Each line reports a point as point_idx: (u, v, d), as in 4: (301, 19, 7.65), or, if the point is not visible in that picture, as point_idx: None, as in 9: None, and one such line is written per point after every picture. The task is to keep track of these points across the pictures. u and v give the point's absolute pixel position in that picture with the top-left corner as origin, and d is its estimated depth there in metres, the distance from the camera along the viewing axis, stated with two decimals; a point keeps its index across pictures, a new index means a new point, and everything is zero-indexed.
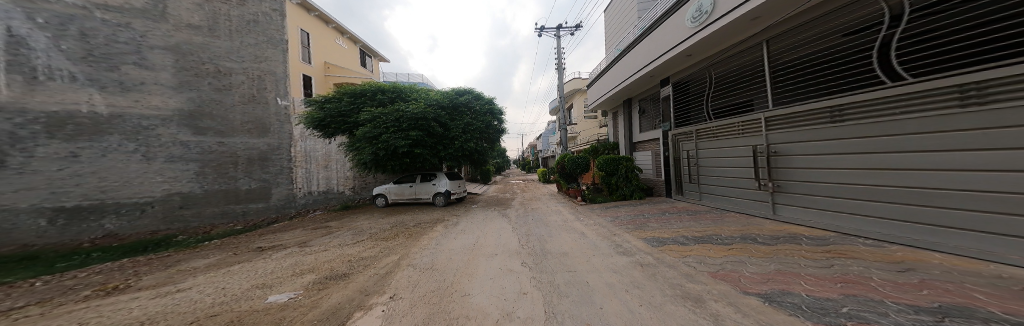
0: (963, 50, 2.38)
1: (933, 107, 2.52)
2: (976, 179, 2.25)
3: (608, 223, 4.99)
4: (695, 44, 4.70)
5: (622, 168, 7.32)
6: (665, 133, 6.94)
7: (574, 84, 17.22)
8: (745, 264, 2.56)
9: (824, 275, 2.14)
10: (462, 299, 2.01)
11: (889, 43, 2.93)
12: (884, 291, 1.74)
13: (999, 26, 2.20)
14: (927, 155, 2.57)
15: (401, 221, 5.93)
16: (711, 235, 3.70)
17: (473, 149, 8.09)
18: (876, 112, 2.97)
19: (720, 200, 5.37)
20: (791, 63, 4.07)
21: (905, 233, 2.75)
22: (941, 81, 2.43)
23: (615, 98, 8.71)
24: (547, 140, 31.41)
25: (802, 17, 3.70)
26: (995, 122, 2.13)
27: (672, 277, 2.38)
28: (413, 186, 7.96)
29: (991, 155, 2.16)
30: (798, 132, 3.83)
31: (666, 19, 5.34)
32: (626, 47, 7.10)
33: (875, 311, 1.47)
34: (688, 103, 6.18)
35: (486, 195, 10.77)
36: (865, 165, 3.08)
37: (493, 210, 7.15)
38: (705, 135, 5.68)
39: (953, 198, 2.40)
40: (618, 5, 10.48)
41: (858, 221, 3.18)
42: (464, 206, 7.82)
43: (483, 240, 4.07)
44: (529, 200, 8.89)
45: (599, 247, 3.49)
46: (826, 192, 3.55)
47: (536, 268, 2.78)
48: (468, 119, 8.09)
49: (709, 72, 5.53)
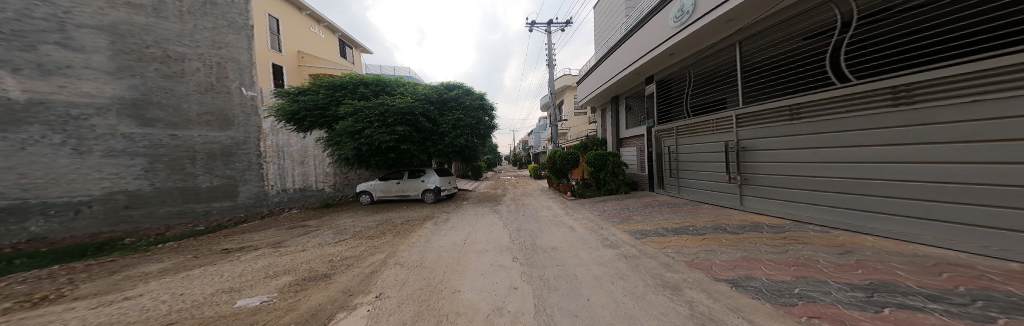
0: (898, 55, 2.66)
1: (873, 107, 2.81)
2: (909, 171, 2.54)
3: (595, 217, 5.18)
4: (677, 43, 4.88)
5: (609, 163, 7.52)
6: (649, 129, 7.14)
7: (563, 81, 17.46)
8: (716, 253, 2.75)
9: (780, 260, 2.35)
10: (452, 296, 2.01)
11: (839, 48, 3.22)
12: (829, 273, 1.94)
13: (927, 34, 2.49)
14: (881, 149, 2.75)
15: (387, 219, 5.80)
16: (687, 226, 3.92)
17: (463, 146, 7.96)
18: (833, 109, 3.20)
19: (696, 193, 5.66)
20: (764, 62, 4.27)
21: (851, 219, 3.06)
22: (898, 78, 2.60)
23: (603, 95, 8.85)
24: (538, 136, 31.67)
25: (770, 21, 3.96)
26: (930, 120, 2.38)
27: (653, 267, 2.51)
28: (401, 183, 7.79)
29: (923, 149, 2.44)
30: (762, 129, 4.11)
31: (652, 17, 5.46)
32: (615, 44, 7.23)
33: (820, 291, 1.63)
34: (670, 101, 6.41)
35: (477, 191, 10.75)
36: (820, 159, 3.36)
37: (485, 206, 7.16)
38: (685, 131, 5.92)
39: (890, 188, 2.70)
40: (606, 3, 10.60)
41: (812, 210, 3.49)
42: (454, 203, 7.76)
43: (474, 236, 4.07)
44: (520, 196, 8.97)
45: (588, 241, 3.60)
46: (786, 185, 3.83)
47: (527, 263, 2.83)
48: (458, 114, 7.95)
49: (689, 71, 5.76)
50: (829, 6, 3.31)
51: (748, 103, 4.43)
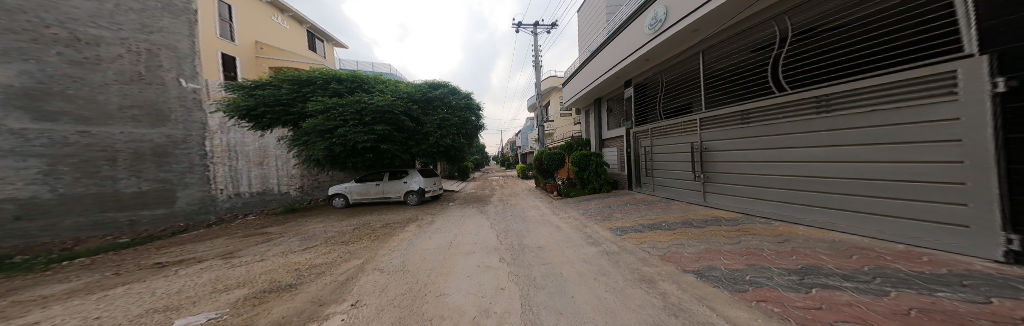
0: (827, 69, 3.11)
1: (811, 113, 3.22)
2: (844, 169, 2.94)
3: (580, 216, 5.31)
4: (651, 50, 5.15)
5: (592, 163, 7.74)
6: (628, 131, 7.48)
7: (549, 83, 17.78)
8: (684, 246, 2.95)
9: (735, 250, 2.63)
10: (437, 299, 1.96)
11: (781, 61, 3.67)
12: (772, 260, 2.28)
13: (846, 51, 2.94)
14: (825, 149, 3.11)
15: (365, 223, 5.50)
16: (660, 222, 4.16)
17: (449, 146, 7.76)
18: (778, 114, 3.61)
19: (667, 191, 6.02)
20: (722, 68, 4.65)
21: (796, 212, 3.46)
22: (836, 86, 2.94)
23: (586, 97, 9.09)
24: (524, 137, 31.95)
25: (726, 34, 4.40)
26: (858, 124, 2.78)
27: (632, 262, 2.64)
28: (380, 184, 7.44)
29: (854, 150, 2.83)
30: (721, 131, 4.51)
31: (629, 24, 5.73)
32: (597, 49, 7.47)
33: (766, 276, 1.96)
34: (645, 104, 6.74)
35: (464, 192, 10.57)
36: (769, 158, 3.77)
37: (472, 207, 7.04)
38: (657, 133, 6.26)
39: (827, 183, 3.11)
40: (589, 9, 10.93)
41: (763, 204, 3.89)
42: (439, 204, 7.54)
43: (460, 238, 3.98)
44: (507, 196, 8.95)
45: (573, 239, 3.69)
46: (740, 182, 4.24)
47: (514, 263, 2.83)
48: (443, 114, 7.75)
49: (662, 76, 6.10)
50: (771, 23, 3.80)
51: (712, 107, 4.79)
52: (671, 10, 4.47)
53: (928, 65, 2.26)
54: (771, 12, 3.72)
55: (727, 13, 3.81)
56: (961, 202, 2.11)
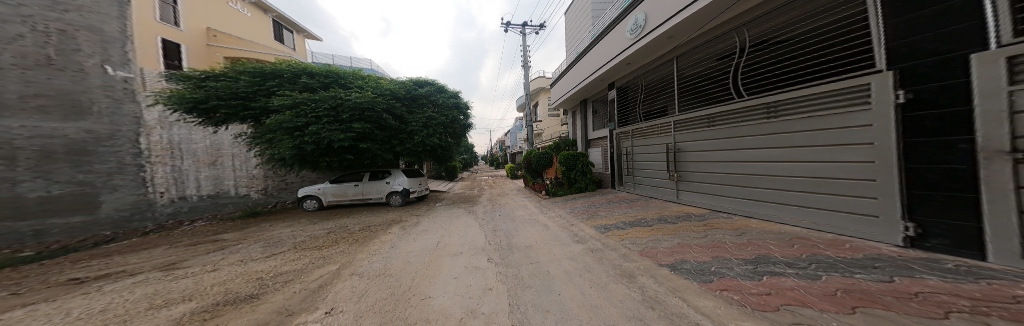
0: (782, 78, 3.40)
1: (766, 117, 3.50)
2: (793, 168, 3.22)
3: (567, 214, 5.38)
4: (632, 54, 5.27)
5: (579, 163, 7.87)
6: (612, 131, 7.62)
7: (538, 83, 17.89)
8: (660, 241, 3.10)
9: (703, 244, 2.88)
10: (422, 302, 1.85)
11: (743, 69, 3.95)
12: (732, 251, 2.58)
13: (797, 61, 3.24)
14: (776, 150, 3.40)
15: (342, 226, 5.19)
16: (640, 219, 4.28)
17: (435, 145, 7.53)
18: (739, 117, 3.87)
19: (645, 189, 6.23)
20: (684, 74, 4.98)
21: (753, 208, 3.73)
22: (780, 94, 3.32)
23: (572, 98, 9.18)
24: (513, 136, 32.00)
25: (695, 42, 4.62)
26: (805, 127, 3.06)
27: (614, 259, 2.69)
28: (359, 185, 7.03)
29: (802, 151, 3.12)
30: (690, 133, 4.76)
31: (613, 28, 5.85)
32: (583, 51, 7.54)
33: (727, 267, 2.23)
34: (627, 106, 6.89)
35: (451, 192, 10.32)
36: (730, 158, 4.03)
37: (459, 208, 6.87)
38: (637, 134, 6.46)
39: (778, 181, 3.40)
40: (575, 11, 11.10)
41: (725, 201, 4.15)
42: (424, 205, 7.28)
43: (447, 239, 3.85)
44: (496, 196, 8.87)
45: (560, 238, 3.70)
46: (706, 180, 4.49)
47: (503, 263, 2.77)
48: (429, 113, 7.52)
49: (641, 80, 6.30)
50: (732, 34, 4.10)
51: (679, 109, 5.10)
52: (650, 15, 4.60)
53: (851, 78, 2.63)
54: (732, 24, 4.03)
55: (700, 21, 3.98)
56: (871, 195, 2.53)
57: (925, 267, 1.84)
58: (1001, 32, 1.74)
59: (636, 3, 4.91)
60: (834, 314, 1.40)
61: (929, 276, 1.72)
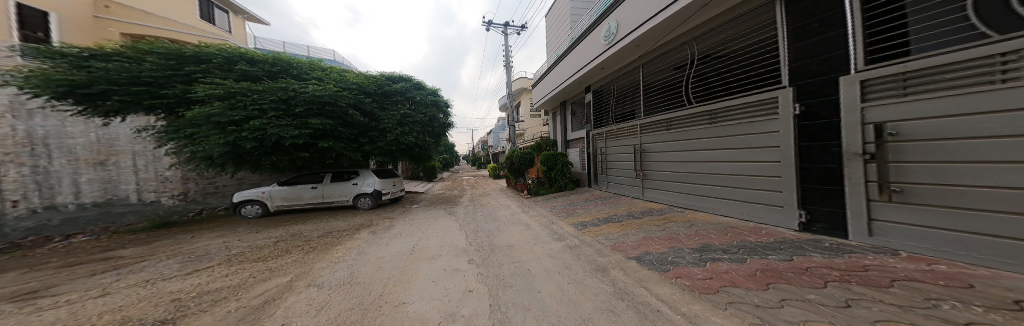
0: (724, 88, 3.86)
1: (709, 122, 3.93)
2: (727, 167, 3.67)
3: (548, 213, 5.51)
4: (606, 59, 5.56)
5: (559, 163, 8.10)
6: (589, 133, 7.95)
7: (520, 84, 18.06)
8: (630, 236, 3.34)
9: (661, 236, 3.19)
10: (397, 309, 1.74)
11: (693, 79, 4.39)
12: (684, 241, 2.91)
13: (734, 75, 3.70)
14: (715, 152, 3.84)
15: (294, 232, 4.34)
16: (613, 215, 4.56)
17: (411, 145, 7.16)
18: (689, 122, 4.29)
19: (617, 188, 6.60)
20: (645, 81, 5.45)
21: (699, 203, 4.16)
22: (716, 103, 3.82)
23: (553, 99, 9.38)
24: (495, 136, 31.88)
25: (657, 52, 5.02)
26: (737, 132, 3.51)
27: (590, 254, 2.84)
28: (318, 188, 6.12)
29: (734, 153, 3.57)
30: (651, 135, 5.15)
31: (589, 34, 6.11)
32: (563, 54, 7.74)
33: (681, 256, 2.52)
34: (602, 109, 7.23)
35: (430, 193, 9.96)
36: (682, 159, 4.44)
37: (438, 209, 6.64)
38: (609, 136, 6.81)
39: (717, 179, 3.84)
40: (555, 15, 11.42)
41: (677, 197, 4.57)
42: (401, 207, 6.93)
43: (425, 243, 3.59)
44: (477, 196, 8.74)
45: (541, 236, 3.79)
46: (662, 178, 4.90)
47: (484, 263, 2.75)
48: (405, 110, 7.16)
49: (613, 84, 6.65)
50: (684, 47, 4.54)
51: (642, 114, 5.53)
52: (622, 24, 4.89)
53: (768, 92, 3.14)
54: (683, 39, 4.46)
55: (663, 33, 4.35)
56: (778, 190, 3.09)
57: (812, 247, 2.38)
58: (858, 60, 2.33)
59: (608, 12, 5.20)
60: (755, 291, 1.73)
61: (813, 254, 2.21)
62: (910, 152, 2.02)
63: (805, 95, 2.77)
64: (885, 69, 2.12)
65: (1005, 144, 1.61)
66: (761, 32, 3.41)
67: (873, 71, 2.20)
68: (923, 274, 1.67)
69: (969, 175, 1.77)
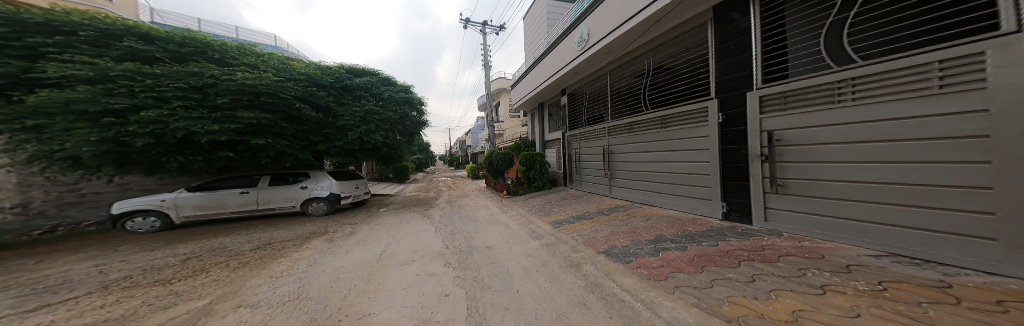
0: (673, 97, 4.27)
1: (661, 126, 4.32)
2: (674, 167, 4.07)
3: (526, 212, 5.60)
4: (579, 64, 5.82)
5: (537, 163, 8.26)
6: (563, 134, 8.19)
7: (498, 84, 18.12)
8: (599, 231, 3.56)
9: (623, 230, 3.46)
10: (362, 321, 1.63)
11: (649, 87, 4.79)
12: (642, 233, 3.20)
13: (682, 85, 4.10)
14: (665, 153, 4.24)
15: (230, 244, 3.73)
16: (585, 213, 4.79)
17: (376, 144, 6.61)
18: (646, 126, 4.67)
19: (588, 186, 6.95)
20: (612, 87, 5.86)
21: (652, 199, 4.56)
22: (665, 109, 4.25)
23: (531, 101, 9.52)
24: (474, 136, 31.48)
25: (623, 59, 5.37)
26: (681, 136, 3.92)
27: (565, 251, 2.95)
28: (252, 193, 5.06)
29: (679, 154, 3.98)
30: (616, 137, 5.52)
31: (564, 38, 6.34)
32: (540, 57, 7.88)
33: (640, 247, 2.77)
34: (575, 111, 7.54)
35: (403, 195, 9.46)
36: (641, 159, 4.82)
37: (412, 212, 6.34)
38: (582, 137, 7.16)
39: (665, 177, 4.24)
40: (533, 17, 11.65)
41: (637, 194, 4.95)
42: (369, 210, 6.49)
43: (395, 248, 3.43)
44: (454, 198, 8.51)
45: (519, 236, 3.84)
46: (626, 177, 5.26)
47: (460, 266, 2.70)
48: (370, 106, 6.68)
49: (585, 89, 6.99)
50: (643, 57, 4.92)
51: (610, 117, 5.88)
52: (593, 31, 5.15)
53: (701, 102, 3.63)
54: (640, 50, 4.86)
55: (627, 42, 4.68)
56: (706, 185, 3.58)
57: (731, 233, 2.86)
58: (757, 80, 2.95)
59: (581, 19, 5.46)
60: (694, 274, 2.00)
61: (731, 238, 2.67)
62: (790, 154, 2.64)
63: (726, 106, 3.29)
64: (774, 88, 2.74)
65: (831, 148, 2.35)
66: (696, 49, 3.91)
67: (769, 88, 2.79)
68: (795, 249, 2.22)
69: (824, 172, 2.42)
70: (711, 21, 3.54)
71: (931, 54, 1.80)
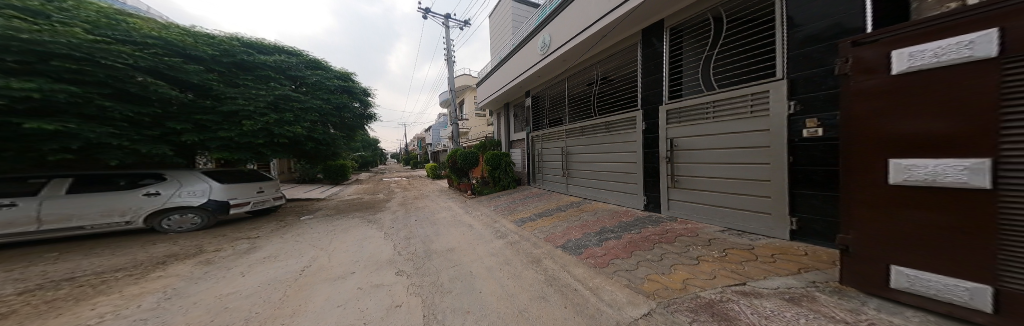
0: (615, 105, 4.74)
1: (608, 131, 4.78)
2: (615, 166, 4.58)
3: (491, 212, 5.57)
4: (541, 68, 6.03)
5: (503, 162, 8.29)
6: (528, 135, 8.34)
7: (464, 81, 17.56)
8: (556, 226, 3.78)
9: (575, 223, 3.75)
10: None
11: (599, 95, 5.25)
12: (591, 225, 3.53)
13: (622, 94, 4.57)
14: (609, 154, 4.73)
15: (83, 265, 2.76)
16: (546, 210, 5.04)
17: (294, 138, 5.39)
18: (596, 131, 5.12)
19: (548, 185, 7.24)
20: (569, 93, 6.22)
21: (598, 195, 5.03)
22: (609, 116, 4.72)
23: (498, 100, 9.46)
24: (436, 134, 29.83)
25: (578, 67, 5.74)
26: (621, 139, 4.42)
27: (528, 248, 3.02)
28: (27, 206, 3.20)
29: (619, 155, 4.49)
30: (573, 139, 5.91)
31: (528, 41, 6.50)
32: (505, 57, 7.90)
33: (590, 238, 3.04)
34: (539, 113, 7.79)
35: (350, 198, 8.41)
36: (591, 160, 5.25)
37: (360, 216, 5.65)
38: (544, 138, 7.43)
39: (608, 176, 4.73)
40: (498, 17, 11.66)
41: (587, 191, 5.39)
42: (306, 216, 5.58)
43: (330, 258, 2.99)
44: (412, 199, 7.94)
45: (483, 236, 3.80)
46: (579, 176, 5.67)
47: (415, 273, 2.53)
48: (284, 90, 5.44)
49: (546, 92, 7.29)
50: (593, 67, 5.36)
51: (568, 120, 6.24)
52: (553, 38, 5.40)
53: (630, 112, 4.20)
54: (590, 61, 5.33)
55: (582, 52, 5.04)
56: (634, 182, 4.15)
57: (651, 219, 3.47)
58: (666, 98, 3.63)
59: (543, 25, 5.68)
60: (628, 259, 2.34)
61: (649, 225, 3.23)
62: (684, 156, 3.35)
63: (647, 116, 3.93)
64: (675, 103, 3.46)
65: (701, 152, 3.17)
66: (629, 64, 4.44)
67: (672, 103, 3.50)
68: (682, 230, 2.97)
69: (699, 170, 3.20)
70: (639, 43, 4.11)
71: (749, 88, 2.66)
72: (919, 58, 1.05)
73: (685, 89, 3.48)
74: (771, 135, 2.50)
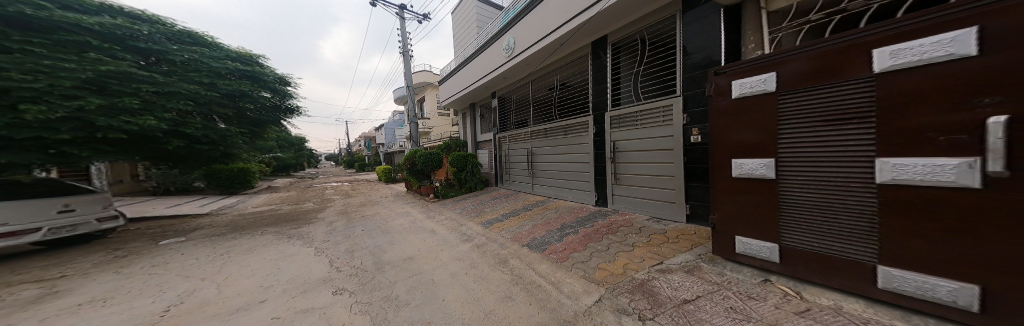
0: (574, 110, 4.87)
1: (569, 134, 4.86)
2: (573, 166, 4.74)
3: (457, 215, 5.21)
4: (507, 71, 5.93)
5: (470, 164, 7.96)
6: (496, 136, 8.15)
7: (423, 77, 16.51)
8: (523, 226, 3.70)
9: (542, 221, 3.75)
10: None
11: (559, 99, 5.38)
12: (552, 223, 3.55)
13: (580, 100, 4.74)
14: (569, 155, 4.85)
15: None
16: (514, 210, 4.97)
17: (149, 136, 3.92)
18: (558, 134, 5.21)
19: (516, 185, 7.19)
20: (534, 96, 6.26)
21: (561, 194, 5.12)
22: (568, 119, 4.85)
23: (462, 100, 9.06)
24: (393, 134, 27.43)
25: (540, 72, 5.80)
26: (579, 141, 4.58)
27: (495, 250, 2.86)
28: None
29: (576, 156, 4.67)
30: (538, 141, 5.95)
31: (493, 42, 6.34)
32: (470, 56, 7.59)
33: (555, 234, 3.04)
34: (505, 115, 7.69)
35: (277, 209, 7.01)
36: (556, 160, 5.25)
37: (289, 230, 4.72)
38: (512, 139, 7.29)
39: (569, 176, 4.84)
40: (461, 13, 11.26)
41: (550, 190, 5.49)
42: (204, 236, 4.40)
43: (230, 287, 2.32)
44: (357, 207, 7.05)
45: (448, 241, 3.49)
46: (545, 176, 5.70)
47: (364, 288, 2.14)
48: (121, 66, 3.65)
49: (512, 94, 7.24)
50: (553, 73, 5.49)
51: (534, 122, 6.27)
52: (517, 41, 5.36)
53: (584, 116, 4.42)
54: (551, 67, 5.45)
55: (546, 57, 5.10)
56: (586, 180, 4.39)
57: (601, 213, 3.69)
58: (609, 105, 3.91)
59: (508, 26, 5.61)
60: (584, 251, 2.38)
61: (598, 219, 3.40)
62: (621, 157, 3.67)
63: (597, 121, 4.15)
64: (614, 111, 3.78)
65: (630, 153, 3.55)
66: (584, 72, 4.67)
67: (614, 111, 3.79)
68: (621, 221, 3.19)
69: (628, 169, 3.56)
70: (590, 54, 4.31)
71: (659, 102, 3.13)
72: (743, 88, 1.60)
73: (622, 97, 3.80)
74: (675, 139, 2.96)
